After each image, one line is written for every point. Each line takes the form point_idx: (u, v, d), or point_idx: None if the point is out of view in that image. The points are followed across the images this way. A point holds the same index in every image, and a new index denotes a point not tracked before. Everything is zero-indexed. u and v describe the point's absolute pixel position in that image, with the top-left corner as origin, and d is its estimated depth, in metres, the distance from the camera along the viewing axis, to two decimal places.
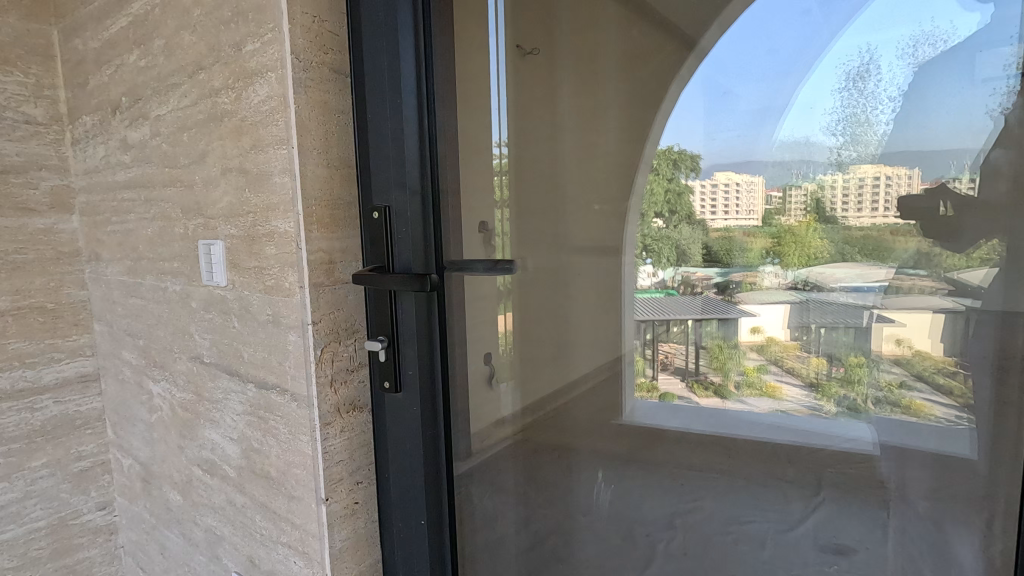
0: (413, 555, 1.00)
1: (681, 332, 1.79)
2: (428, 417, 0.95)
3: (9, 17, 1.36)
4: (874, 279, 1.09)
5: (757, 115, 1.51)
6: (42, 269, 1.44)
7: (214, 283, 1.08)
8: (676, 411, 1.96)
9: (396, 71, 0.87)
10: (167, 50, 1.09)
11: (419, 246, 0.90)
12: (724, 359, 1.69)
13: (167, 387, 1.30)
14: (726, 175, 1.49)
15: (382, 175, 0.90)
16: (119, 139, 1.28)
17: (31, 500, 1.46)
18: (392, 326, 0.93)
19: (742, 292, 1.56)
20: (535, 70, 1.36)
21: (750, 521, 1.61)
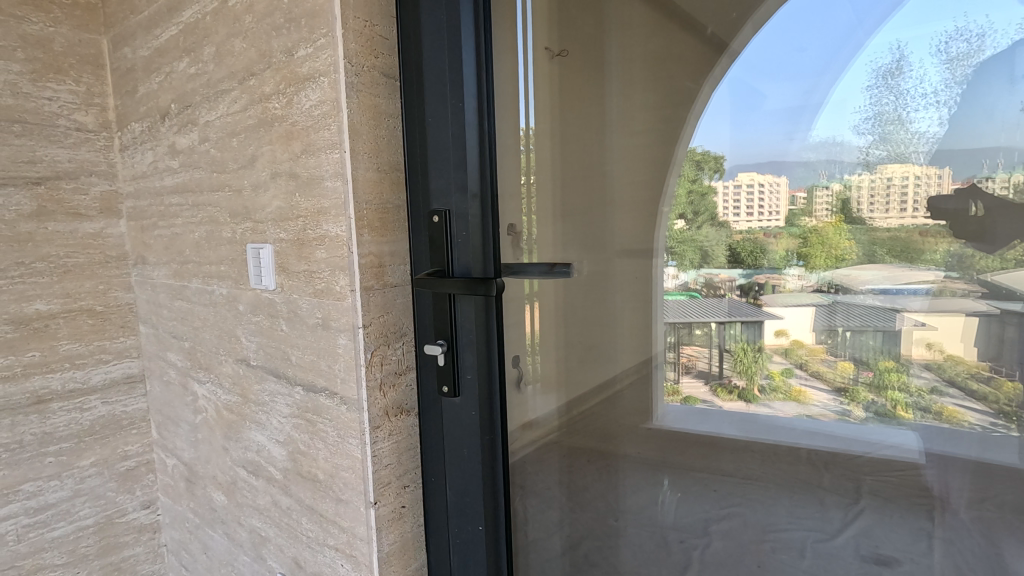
0: (470, 560, 0.99)
1: (704, 334, 1.31)
2: (486, 422, 0.95)
3: (62, 27, 1.40)
4: (905, 282, 0.95)
5: (798, 109, 1.14)
6: (91, 272, 1.48)
7: (263, 287, 1.09)
8: (706, 419, 1.43)
9: (459, 74, 0.88)
10: (217, 57, 1.10)
11: (478, 249, 0.91)
12: (750, 363, 1.24)
13: (212, 389, 1.31)
14: (748, 175, 1.16)
15: (441, 178, 0.91)
16: (167, 145, 1.31)
17: (80, 498, 1.49)
18: (450, 330, 0.93)
19: (765, 295, 1.15)
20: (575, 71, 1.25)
21: (786, 528, 1.33)
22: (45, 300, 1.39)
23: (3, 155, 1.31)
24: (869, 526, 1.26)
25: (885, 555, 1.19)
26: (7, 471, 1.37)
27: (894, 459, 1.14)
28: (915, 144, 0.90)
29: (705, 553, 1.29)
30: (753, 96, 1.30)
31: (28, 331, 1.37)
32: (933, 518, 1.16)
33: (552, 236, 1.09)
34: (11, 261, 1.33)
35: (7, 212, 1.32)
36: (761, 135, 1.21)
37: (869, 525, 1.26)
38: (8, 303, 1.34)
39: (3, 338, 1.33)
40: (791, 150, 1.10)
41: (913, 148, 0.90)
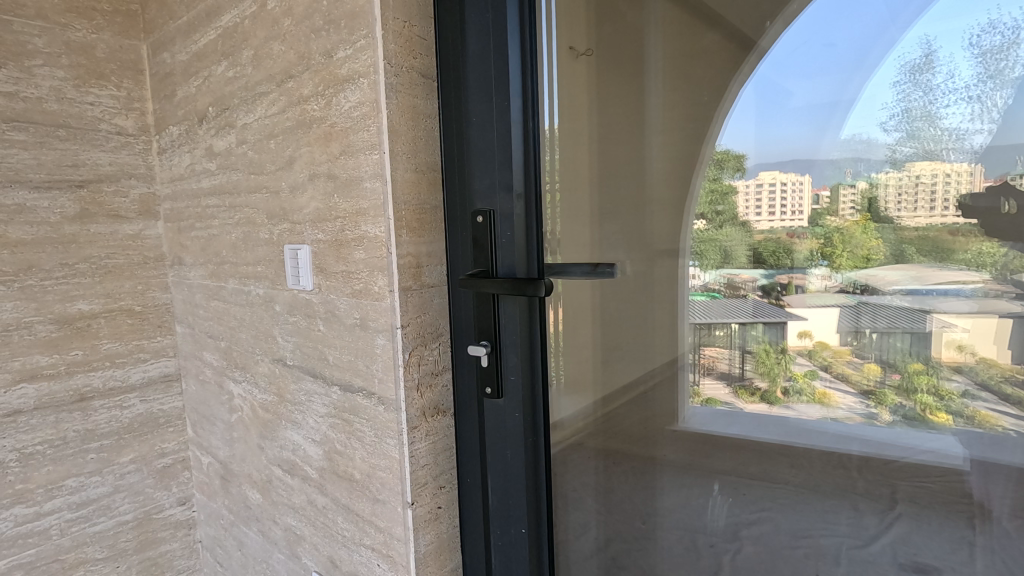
0: (513, 562, 0.99)
1: (726, 336, 1.11)
2: (530, 423, 0.94)
3: (104, 34, 1.44)
4: (932, 282, 0.84)
5: (825, 105, 0.92)
6: (131, 273, 1.51)
7: (300, 287, 1.10)
8: (735, 419, 1.18)
9: (505, 73, 0.88)
10: (255, 60, 1.12)
11: (522, 250, 0.91)
12: (771, 366, 1.07)
13: (248, 388, 1.33)
14: (769, 171, 0.96)
15: (486, 178, 0.91)
16: (204, 148, 1.33)
17: (120, 494, 1.53)
18: (495, 330, 0.93)
19: (788, 297, 0.98)
20: (610, 53, 1.05)
21: (821, 533, 1.13)
22: (87, 301, 1.44)
23: (48, 159, 1.35)
24: (906, 534, 1.06)
25: (925, 563, 1.03)
26: (52, 466, 1.40)
27: (930, 465, 0.98)
28: (946, 142, 0.78)
29: (737, 559, 1.15)
30: (782, 95, 0.97)
31: (71, 330, 1.41)
32: (974, 526, 1.01)
33: (589, 237, 1.05)
34: (56, 262, 1.38)
35: (51, 214, 1.37)
36: (788, 137, 0.94)
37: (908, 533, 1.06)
38: (53, 303, 1.38)
39: (48, 337, 1.38)
40: (823, 146, 0.90)
41: (945, 144, 0.78)
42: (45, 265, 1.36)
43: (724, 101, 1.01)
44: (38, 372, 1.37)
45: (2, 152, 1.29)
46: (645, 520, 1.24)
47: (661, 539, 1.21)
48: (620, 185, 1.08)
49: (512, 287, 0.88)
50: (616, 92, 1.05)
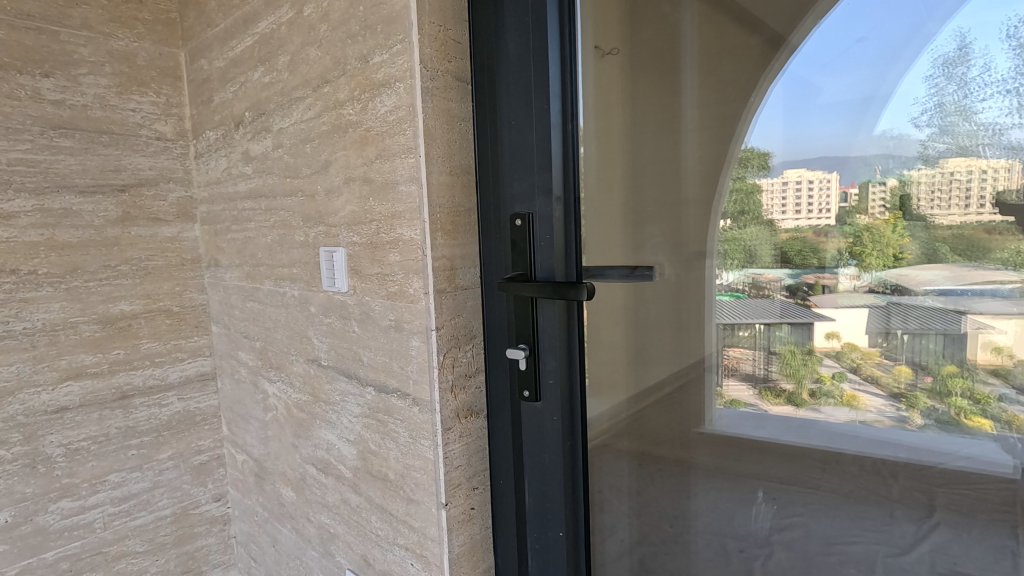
0: (549, 566, 0.99)
1: (751, 336, 1.00)
2: (568, 427, 0.94)
3: (145, 42, 1.48)
4: (964, 284, 0.79)
5: (860, 99, 0.83)
6: (169, 274, 1.55)
7: (336, 289, 1.11)
8: (764, 422, 1.07)
9: (545, 74, 0.87)
10: (291, 66, 1.14)
11: (561, 253, 0.90)
12: (796, 367, 0.98)
13: (282, 388, 1.35)
14: (793, 170, 0.87)
15: (524, 181, 0.91)
16: (241, 152, 1.36)
17: (159, 489, 1.57)
18: (533, 333, 0.93)
19: (815, 297, 0.90)
20: (643, 53, 0.97)
21: (850, 540, 1.13)
22: (128, 301, 1.48)
23: (93, 164, 1.40)
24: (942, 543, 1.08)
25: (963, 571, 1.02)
26: (96, 462, 1.45)
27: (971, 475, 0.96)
28: (984, 137, 0.72)
29: (768, 565, 1.10)
30: (812, 91, 0.90)
31: (114, 330, 1.46)
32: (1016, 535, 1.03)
33: (621, 238, 0.98)
34: (99, 263, 1.42)
35: (95, 218, 1.41)
36: (821, 136, 0.86)
37: (946, 541, 1.08)
38: (97, 304, 1.43)
39: (92, 337, 1.43)
40: (857, 143, 0.82)
41: (981, 140, 0.72)
42: (89, 267, 1.41)
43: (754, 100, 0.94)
44: (83, 371, 1.42)
45: (49, 159, 1.34)
46: (675, 523, 1.18)
47: (694, 546, 1.14)
48: (651, 193, 1.01)
49: (552, 290, 0.87)
50: (648, 91, 0.99)
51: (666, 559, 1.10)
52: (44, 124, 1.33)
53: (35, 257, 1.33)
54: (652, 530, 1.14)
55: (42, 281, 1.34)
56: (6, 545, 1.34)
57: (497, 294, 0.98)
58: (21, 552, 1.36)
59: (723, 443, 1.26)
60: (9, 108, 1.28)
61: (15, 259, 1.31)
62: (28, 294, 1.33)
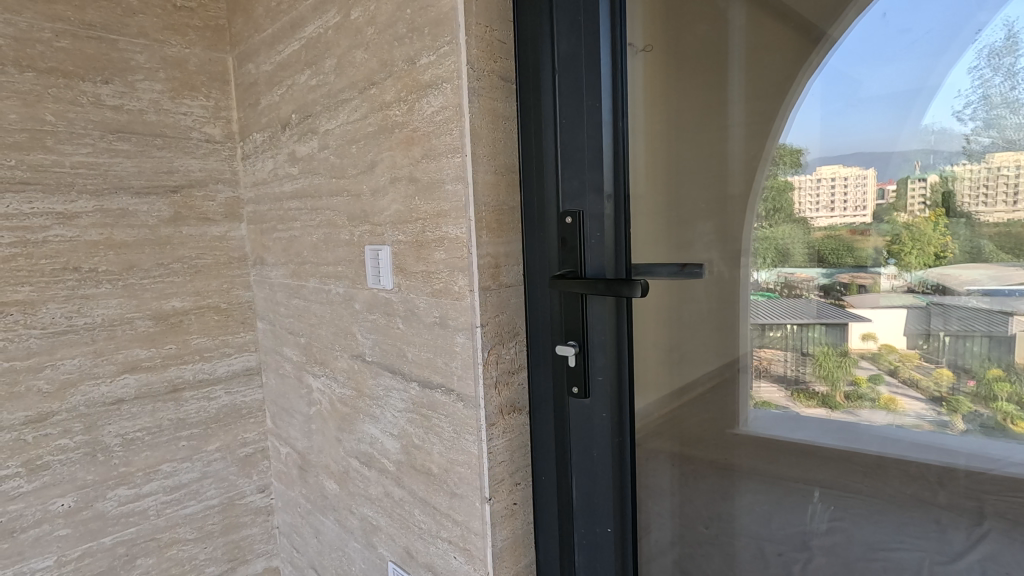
0: (597, 560, 1.01)
1: (783, 337, 0.84)
2: (617, 423, 0.96)
3: (196, 48, 1.53)
4: (1011, 283, 0.64)
5: (902, 94, 0.69)
6: (217, 272, 1.60)
7: (381, 287, 1.14)
8: (803, 424, 0.87)
9: (595, 74, 0.88)
10: (338, 68, 1.17)
11: (610, 250, 0.92)
12: (831, 369, 0.81)
13: (327, 382, 1.39)
14: (829, 167, 0.75)
15: (574, 179, 0.93)
16: (288, 153, 1.39)
17: (207, 480, 1.62)
18: (583, 330, 0.95)
19: (850, 297, 0.76)
20: (688, 58, 0.86)
21: (898, 547, 0.83)
22: (179, 298, 1.54)
23: (147, 166, 1.47)
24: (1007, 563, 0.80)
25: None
26: (149, 452, 1.52)
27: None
28: None
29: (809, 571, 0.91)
30: (849, 86, 0.73)
31: (166, 326, 1.52)
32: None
33: (664, 236, 0.91)
34: (153, 262, 1.49)
35: (149, 218, 1.48)
36: (860, 132, 0.73)
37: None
38: (151, 300, 1.49)
39: (147, 332, 1.49)
40: (900, 139, 0.69)
41: None
42: (144, 266, 1.47)
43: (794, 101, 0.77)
44: (138, 364, 1.48)
45: (108, 161, 1.41)
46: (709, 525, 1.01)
47: (738, 553, 0.98)
48: (695, 191, 0.87)
49: (605, 288, 0.88)
50: (689, 94, 0.86)
51: (704, 561, 1.01)
52: (103, 128, 1.40)
53: (95, 256, 1.40)
54: (688, 533, 1.02)
55: (101, 278, 1.41)
56: (69, 528, 1.41)
57: (542, 291, 0.99)
58: (82, 535, 1.43)
59: (764, 447, 0.93)
60: (73, 114, 1.35)
61: (77, 257, 1.38)
62: (89, 291, 1.40)
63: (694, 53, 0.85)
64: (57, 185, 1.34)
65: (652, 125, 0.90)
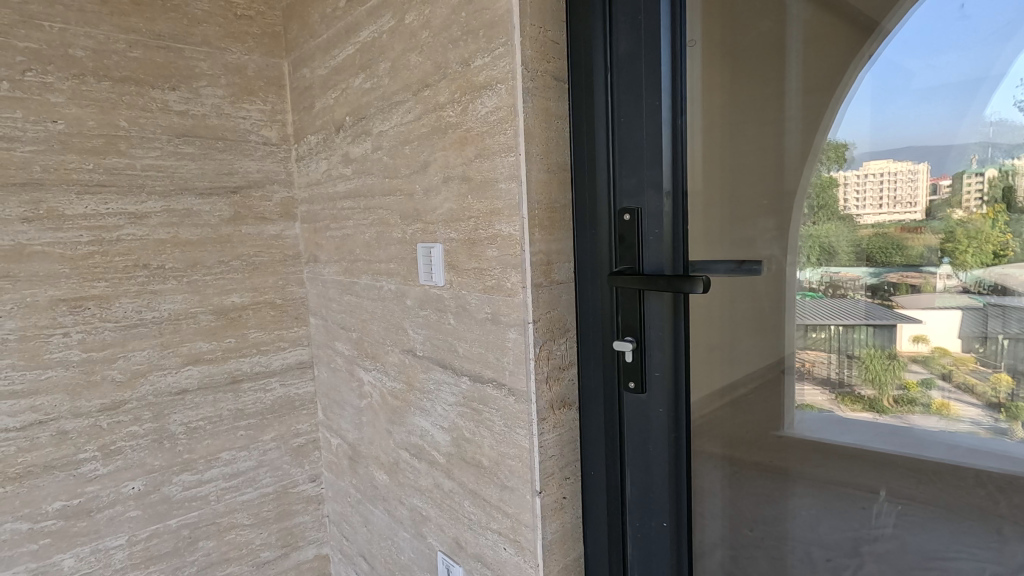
0: (651, 555, 1.02)
1: (829, 339, 0.82)
2: (673, 419, 0.96)
3: (254, 54, 1.60)
4: None
5: (961, 86, 0.67)
6: (274, 269, 1.67)
7: (433, 284, 1.17)
8: (850, 428, 0.84)
9: (655, 72, 0.88)
10: (392, 72, 1.20)
11: (668, 247, 0.92)
12: (879, 371, 0.79)
13: (378, 376, 1.43)
14: (877, 164, 0.74)
15: (632, 176, 0.93)
16: (342, 155, 1.44)
17: (263, 468, 1.69)
18: (640, 326, 0.95)
19: (899, 297, 0.75)
20: (747, 57, 0.85)
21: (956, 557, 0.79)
22: (238, 294, 1.61)
23: (210, 168, 1.54)
24: None
25: None
26: (211, 440, 1.59)
27: None
28: None
29: None
30: (903, 78, 0.72)
31: (227, 320, 1.59)
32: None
33: (720, 232, 0.90)
34: (215, 259, 1.56)
35: (212, 218, 1.55)
36: (915, 126, 0.71)
37: None
38: (213, 295, 1.57)
39: (209, 326, 1.56)
40: (957, 132, 0.68)
41: None
42: (206, 263, 1.55)
43: (853, 94, 0.76)
44: (200, 356, 1.56)
45: (174, 164, 1.49)
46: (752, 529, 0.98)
47: (786, 557, 0.96)
48: (750, 189, 0.86)
49: (666, 285, 0.88)
50: (748, 92, 0.85)
51: (750, 564, 1.00)
52: (171, 133, 1.48)
53: (163, 253, 1.48)
54: (735, 536, 1.00)
55: (168, 274, 1.49)
56: (139, 510, 1.50)
57: (594, 289, 1.00)
58: (150, 517, 1.52)
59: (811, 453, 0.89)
60: (143, 119, 1.44)
61: (147, 255, 1.46)
62: (157, 287, 1.48)
63: (754, 51, 0.84)
64: (130, 187, 1.43)
65: (706, 122, 0.89)
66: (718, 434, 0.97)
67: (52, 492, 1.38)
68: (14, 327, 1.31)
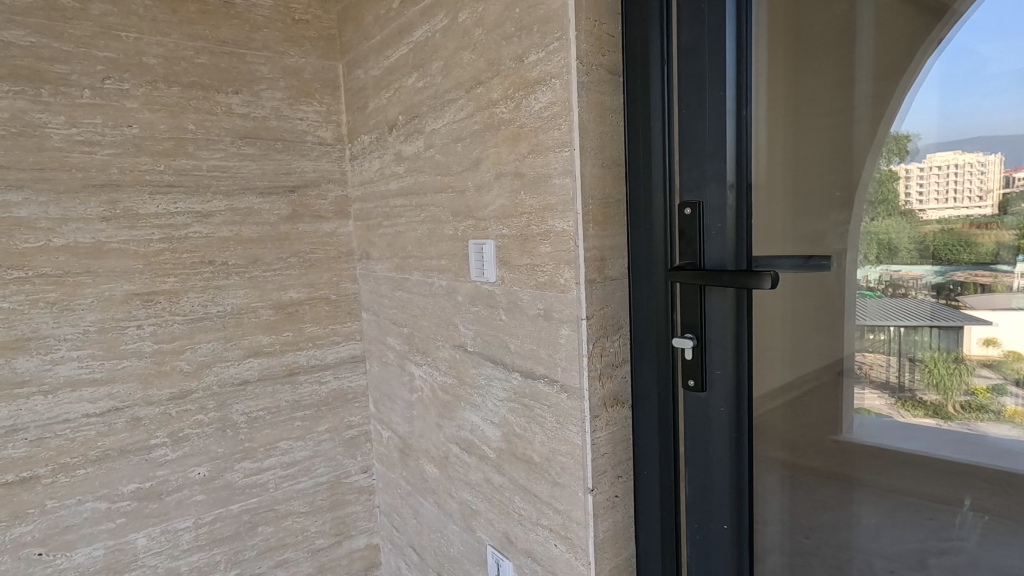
0: (710, 559, 0.98)
1: (889, 340, 0.78)
2: (735, 419, 0.93)
3: (311, 57, 1.65)
4: None
5: None
6: (328, 265, 1.72)
7: (485, 280, 1.18)
8: (914, 433, 0.79)
9: (720, 61, 0.84)
10: (445, 70, 1.22)
11: (732, 241, 0.88)
12: (943, 375, 0.74)
13: (428, 370, 1.45)
14: (942, 157, 0.70)
15: (693, 169, 0.90)
16: (394, 153, 1.47)
17: (318, 458, 1.75)
18: (701, 323, 0.92)
19: (967, 298, 0.70)
20: (815, 48, 0.82)
21: None
22: (296, 289, 1.67)
23: (270, 168, 1.60)
24: None
25: None
26: (269, 429, 1.66)
27: None
28: None
29: None
30: (974, 63, 0.68)
31: (285, 315, 1.65)
32: None
33: (784, 230, 0.86)
34: (274, 255, 1.62)
35: (271, 216, 1.61)
36: (987, 112, 0.67)
37: None
38: (272, 291, 1.63)
39: (269, 321, 1.63)
40: None
41: None
42: (266, 259, 1.61)
43: (922, 82, 0.72)
44: (260, 349, 1.62)
45: (237, 164, 1.55)
46: (808, 537, 0.94)
47: (845, 566, 0.90)
48: (818, 184, 0.83)
49: (730, 279, 0.84)
50: (817, 84, 0.82)
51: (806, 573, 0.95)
52: (234, 135, 1.54)
53: (227, 250, 1.55)
54: (791, 544, 0.96)
55: (231, 271, 1.56)
56: (204, 495, 1.58)
57: (649, 287, 0.98)
58: (214, 502, 1.60)
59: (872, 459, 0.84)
60: (208, 123, 1.51)
61: (212, 252, 1.53)
62: (221, 282, 1.55)
63: (824, 42, 0.81)
64: (196, 187, 1.50)
65: (772, 115, 0.86)
66: (776, 438, 0.94)
67: (126, 474, 1.47)
68: (94, 319, 1.40)
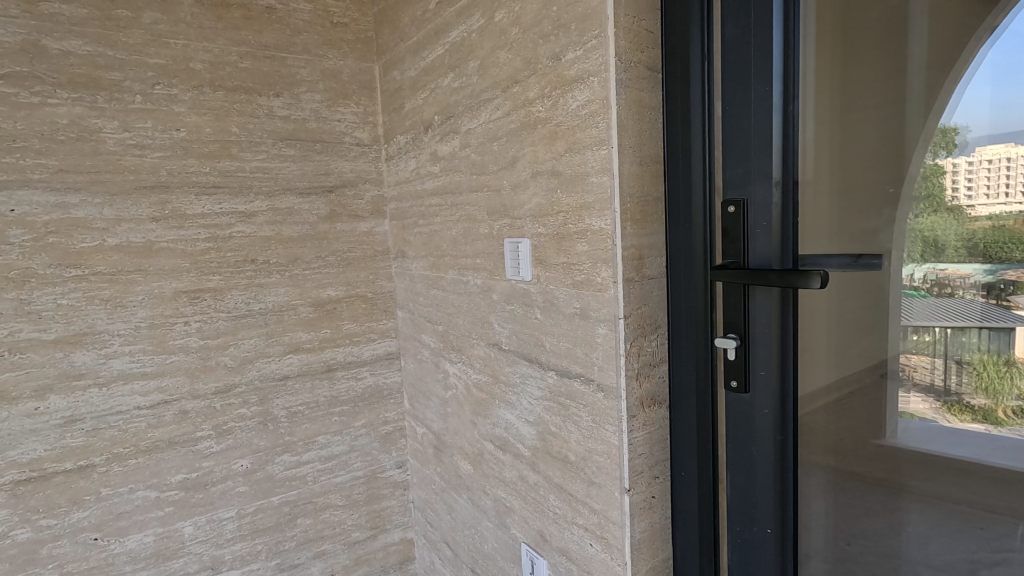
0: (752, 562, 0.96)
1: (936, 341, 0.76)
2: (780, 421, 0.90)
3: (348, 59, 1.68)
4: None
5: None
6: (365, 264, 1.75)
7: (520, 278, 1.18)
8: (964, 440, 0.77)
9: (766, 54, 0.83)
10: (481, 69, 1.22)
11: (779, 239, 0.85)
12: (993, 378, 0.72)
13: (463, 368, 1.47)
14: (993, 151, 0.68)
15: (737, 166, 0.88)
16: (430, 153, 1.49)
17: (354, 453, 1.79)
18: (744, 324, 0.90)
19: (1019, 298, 0.67)
20: (865, 40, 0.79)
21: None
22: (334, 287, 1.71)
23: (309, 169, 1.64)
24: None
25: None
26: (308, 423, 1.70)
27: None
28: None
29: None
30: None
31: (324, 312, 1.69)
32: None
33: (830, 227, 0.84)
34: (313, 254, 1.66)
35: (310, 216, 1.65)
36: None
37: None
38: (311, 289, 1.67)
39: (308, 318, 1.67)
40: None
41: None
42: (306, 258, 1.65)
43: (975, 73, 0.70)
44: (300, 346, 1.66)
45: (279, 166, 1.59)
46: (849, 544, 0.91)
47: None
48: (868, 180, 0.80)
49: (777, 279, 0.82)
50: (866, 77, 0.79)
51: None
52: (276, 137, 1.58)
53: (268, 249, 1.60)
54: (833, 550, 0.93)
55: (272, 269, 1.61)
56: (247, 486, 1.63)
57: (688, 286, 0.97)
58: (257, 493, 1.65)
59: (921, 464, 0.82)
60: (251, 125, 1.55)
61: (255, 250, 1.58)
62: (263, 280, 1.60)
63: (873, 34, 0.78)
64: (240, 188, 1.55)
65: (819, 109, 0.83)
66: (820, 442, 0.91)
67: (174, 465, 1.53)
68: (145, 316, 1.46)
